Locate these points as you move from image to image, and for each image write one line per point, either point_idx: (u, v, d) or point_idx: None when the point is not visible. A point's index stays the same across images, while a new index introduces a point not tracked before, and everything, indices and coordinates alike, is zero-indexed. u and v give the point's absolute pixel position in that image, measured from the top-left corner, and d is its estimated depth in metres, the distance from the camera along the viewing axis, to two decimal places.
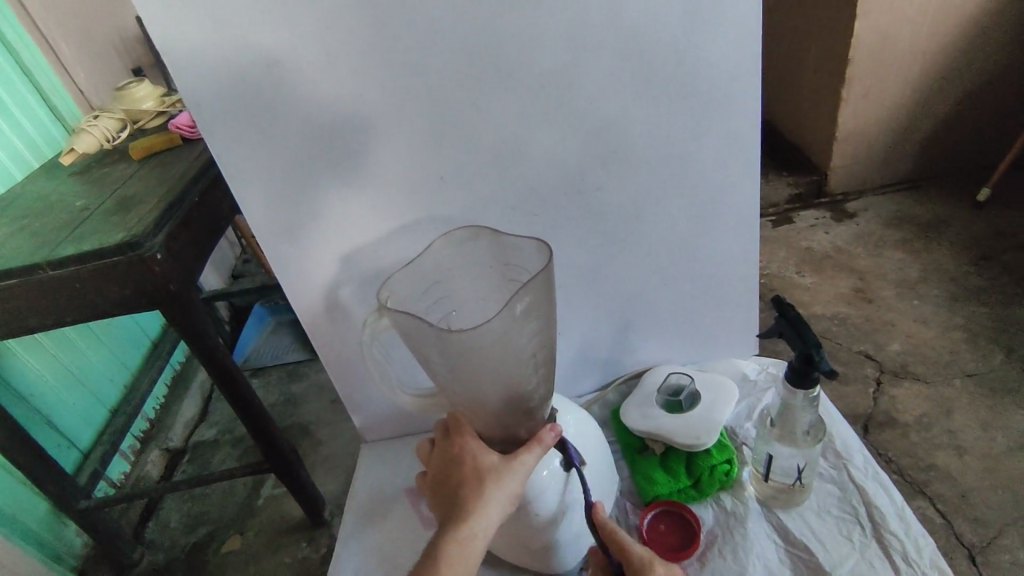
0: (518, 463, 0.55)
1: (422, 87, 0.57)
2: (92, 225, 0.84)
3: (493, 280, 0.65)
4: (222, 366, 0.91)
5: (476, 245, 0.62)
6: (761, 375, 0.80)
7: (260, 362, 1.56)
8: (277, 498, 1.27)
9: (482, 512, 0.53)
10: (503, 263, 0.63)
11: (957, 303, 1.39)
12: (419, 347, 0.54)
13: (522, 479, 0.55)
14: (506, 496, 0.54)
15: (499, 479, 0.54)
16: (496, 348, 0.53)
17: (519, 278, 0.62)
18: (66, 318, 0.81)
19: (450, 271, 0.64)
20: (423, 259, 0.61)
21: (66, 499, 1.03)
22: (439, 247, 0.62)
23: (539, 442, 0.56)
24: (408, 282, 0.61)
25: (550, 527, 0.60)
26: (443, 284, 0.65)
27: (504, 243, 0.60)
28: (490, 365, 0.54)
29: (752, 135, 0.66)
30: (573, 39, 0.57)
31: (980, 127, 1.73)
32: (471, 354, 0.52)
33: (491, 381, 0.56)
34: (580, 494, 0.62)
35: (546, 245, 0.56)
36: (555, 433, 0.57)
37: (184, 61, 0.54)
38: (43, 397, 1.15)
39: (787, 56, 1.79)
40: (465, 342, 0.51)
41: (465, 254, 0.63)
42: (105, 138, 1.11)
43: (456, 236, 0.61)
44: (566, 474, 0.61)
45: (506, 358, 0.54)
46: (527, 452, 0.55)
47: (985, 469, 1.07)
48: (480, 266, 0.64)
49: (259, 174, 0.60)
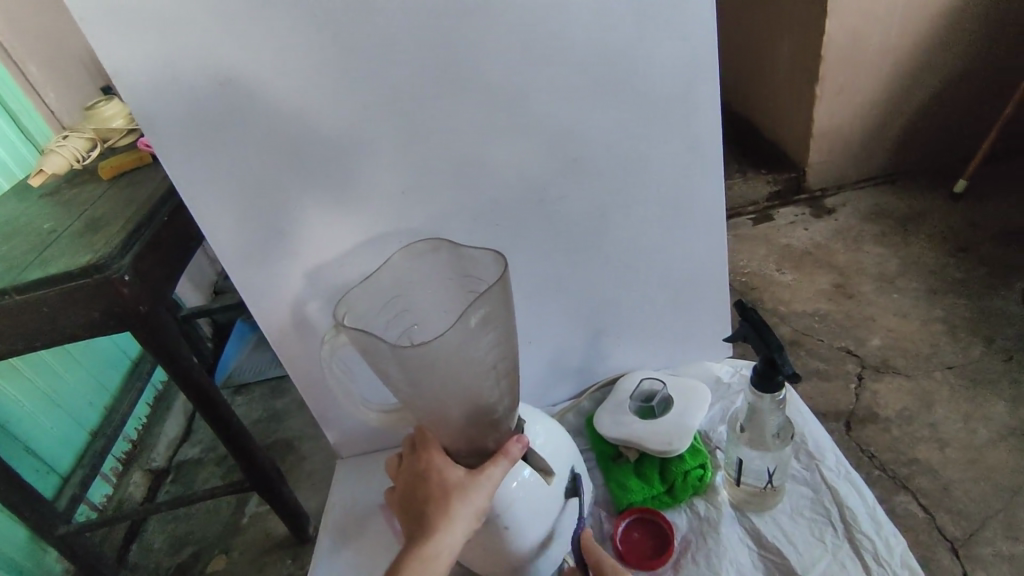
0: (484, 477, 0.55)
1: (374, 99, 0.57)
2: (59, 247, 0.83)
3: (454, 293, 0.64)
4: (196, 387, 0.90)
5: (436, 257, 0.62)
6: (734, 378, 0.80)
7: (242, 378, 1.55)
8: (261, 515, 1.26)
9: (449, 527, 0.53)
10: (463, 275, 0.62)
11: (936, 296, 1.40)
12: (378, 365, 0.53)
13: (488, 493, 0.55)
14: (473, 512, 0.54)
15: (465, 493, 0.54)
16: (454, 361, 0.53)
17: (478, 289, 0.61)
18: (35, 344, 0.80)
19: (411, 283, 0.64)
20: (382, 273, 0.61)
21: (44, 525, 1.01)
22: (396, 261, 0.62)
23: (506, 455, 0.56)
24: (367, 297, 0.61)
25: (520, 542, 0.60)
26: (404, 298, 0.64)
27: (462, 254, 0.60)
28: (451, 378, 0.54)
29: (713, 139, 0.66)
30: (529, 49, 0.57)
31: (954, 120, 1.75)
32: (431, 368, 0.52)
33: (453, 394, 0.55)
34: (551, 507, 0.62)
35: (503, 257, 0.56)
36: (521, 446, 0.57)
37: (132, 80, 0.53)
38: (19, 422, 1.13)
39: (762, 55, 1.79)
40: (423, 357, 0.50)
41: (425, 266, 0.63)
42: (75, 158, 1.09)
43: (414, 248, 0.61)
44: (538, 484, 0.61)
45: (466, 371, 0.54)
46: (493, 465, 0.55)
47: (967, 461, 1.08)
48: (441, 278, 0.64)
49: (217, 196, 0.59)
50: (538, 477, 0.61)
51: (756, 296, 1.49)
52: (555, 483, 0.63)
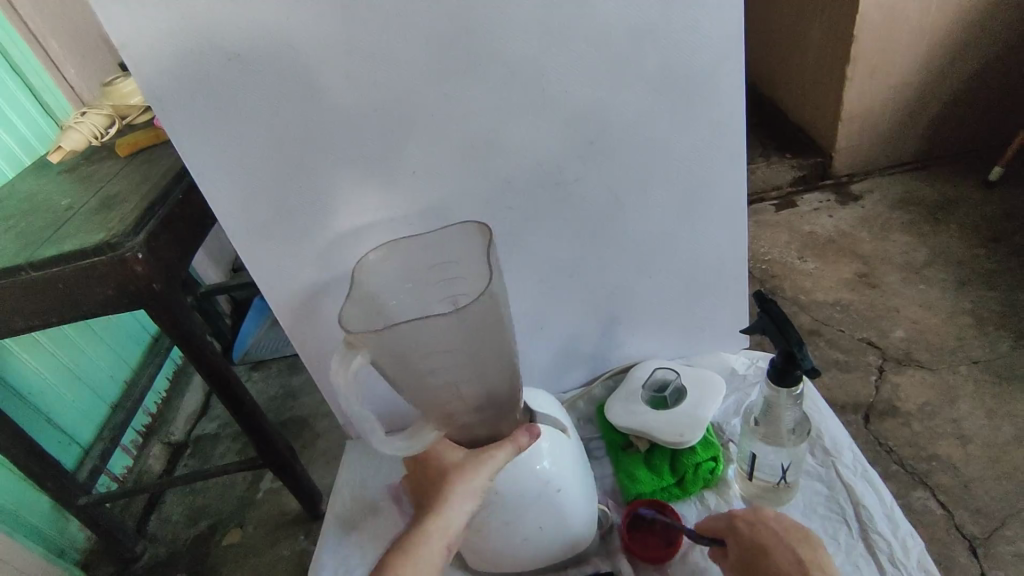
0: (486, 459, 0.53)
1: (386, 77, 0.55)
2: (76, 224, 0.83)
3: (423, 292, 0.61)
4: (211, 366, 0.91)
5: (400, 258, 0.60)
6: (750, 369, 0.78)
7: (259, 355, 1.56)
8: (275, 491, 1.27)
9: (446, 510, 0.52)
10: (429, 267, 0.60)
11: (965, 288, 1.36)
12: (409, 360, 0.51)
13: (490, 475, 0.53)
14: (472, 492, 0.53)
15: (466, 472, 0.53)
16: (471, 342, 0.51)
17: (455, 274, 0.60)
18: (52, 319, 0.80)
19: (382, 287, 0.60)
20: (358, 280, 0.58)
21: (66, 495, 1.02)
22: (366, 267, 0.59)
23: (512, 441, 0.54)
24: (356, 311, 0.55)
25: (535, 526, 0.59)
26: (382, 303, 0.59)
27: (425, 244, 0.59)
28: (478, 361, 0.53)
29: (737, 123, 0.64)
30: (546, 27, 0.55)
31: (991, 104, 1.68)
32: (441, 349, 0.51)
33: (478, 379, 0.55)
34: (562, 503, 0.59)
35: (486, 226, 0.55)
36: (530, 434, 0.55)
37: (143, 55, 0.51)
38: (42, 395, 1.15)
39: (791, 34, 1.73)
40: (431, 338, 0.49)
41: (394, 271, 0.61)
42: (94, 135, 1.08)
43: (388, 244, 0.59)
44: (559, 438, 0.61)
45: (501, 354, 0.53)
46: (497, 448, 0.54)
47: (989, 458, 1.05)
48: (413, 273, 0.61)
49: (228, 175, 0.58)
50: (557, 431, 0.62)
51: (776, 284, 1.46)
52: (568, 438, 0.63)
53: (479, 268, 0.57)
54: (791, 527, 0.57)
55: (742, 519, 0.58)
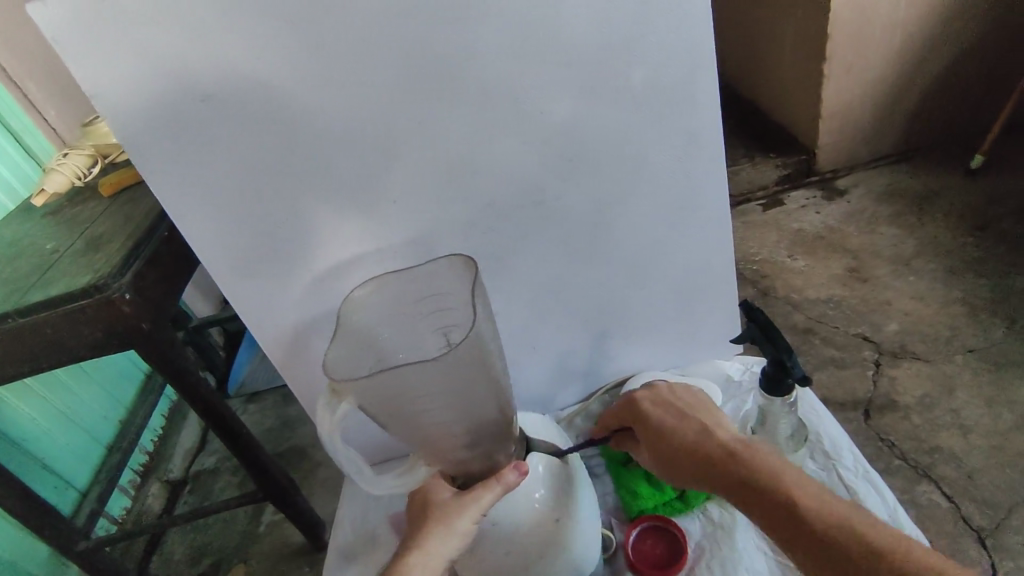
0: (472, 499, 0.54)
1: (361, 107, 0.55)
2: (61, 268, 0.82)
3: (414, 325, 0.61)
4: (206, 403, 0.90)
5: (387, 292, 0.60)
6: (745, 376, 0.80)
7: (252, 386, 1.54)
8: (277, 524, 1.25)
9: (426, 545, 0.52)
10: (417, 300, 0.60)
11: (954, 277, 1.36)
12: (398, 403, 0.50)
13: (474, 516, 0.53)
14: (455, 533, 0.53)
15: (450, 512, 0.53)
16: (453, 384, 0.50)
17: (445, 306, 0.59)
18: (40, 366, 0.79)
19: (372, 325, 0.59)
20: (343, 317, 0.57)
21: (64, 541, 0.99)
22: (352, 302, 0.58)
23: (500, 480, 0.54)
24: (341, 353, 0.55)
25: (537, 559, 0.58)
26: (370, 341, 0.59)
27: (411, 277, 0.59)
28: (463, 398, 0.52)
29: (714, 133, 0.64)
30: (514, 51, 0.55)
31: (967, 93, 1.70)
32: (427, 392, 0.50)
33: (466, 416, 0.54)
34: (558, 534, 0.58)
35: (475, 263, 0.54)
36: (518, 473, 0.55)
37: (115, 104, 0.51)
38: (34, 441, 1.14)
39: (766, 35, 1.74)
40: (414, 381, 0.48)
41: (382, 304, 0.60)
42: (76, 175, 1.04)
43: (376, 279, 0.59)
44: (553, 464, 0.62)
45: (482, 386, 0.53)
46: (483, 490, 0.54)
47: (990, 447, 1.05)
48: (401, 308, 0.60)
49: (209, 214, 0.58)
50: (551, 458, 0.62)
51: (768, 284, 1.45)
52: (568, 467, 0.63)
53: (466, 304, 0.57)
54: (692, 406, 0.59)
55: (645, 399, 0.61)
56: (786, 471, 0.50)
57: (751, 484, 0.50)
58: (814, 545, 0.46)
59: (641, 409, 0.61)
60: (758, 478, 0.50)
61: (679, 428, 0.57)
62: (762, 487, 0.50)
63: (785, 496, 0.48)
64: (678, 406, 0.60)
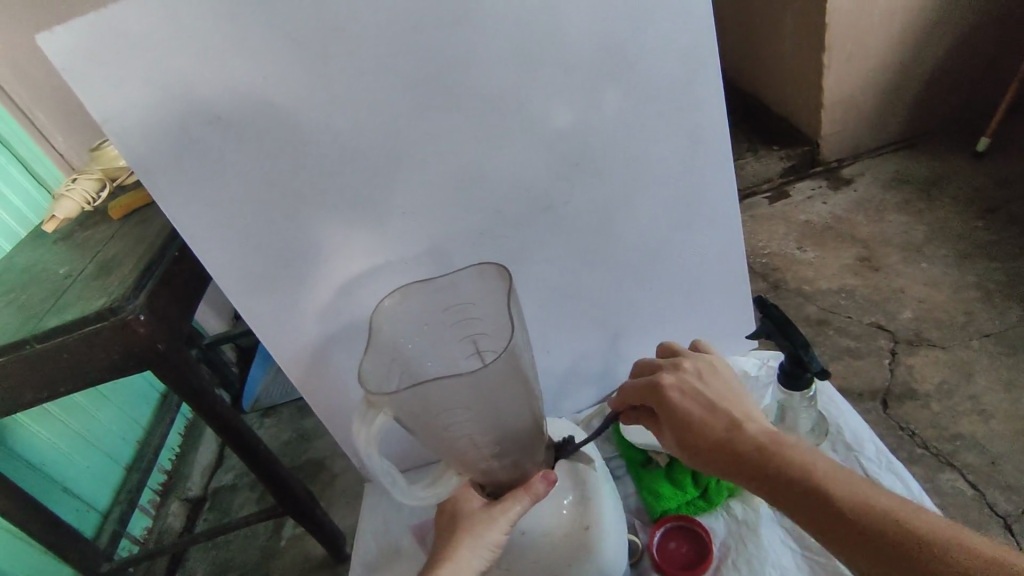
0: (500, 510, 0.54)
1: (367, 119, 0.55)
2: (75, 292, 0.83)
3: (439, 334, 0.61)
4: (222, 420, 0.90)
5: (414, 302, 0.59)
6: (762, 370, 0.80)
7: (270, 401, 1.55)
8: (298, 538, 1.25)
9: (456, 558, 0.52)
10: (445, 308, 0.59)
11: (967, 261, 1.35)
12: (427, 418, 0.50)
13: (503, 528, 0.54)
14: (486, 546, 0.53)
15: (480, 525, 0.54)
16: (486, 396, 0.50)
17: (473, 315, 0.59)
18: (58, 390, 0.79)
19: (399, 335, 0.60)
20: (374, 328, 0.57)
21: (88, 564, 0.99)
22: (382, 313, 0.58)
23: (528, 491, 0.55)
24: (372, 367, 0.54)
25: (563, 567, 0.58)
26: (398, 354, 0.59)
27: (438, 287, 0.58)
28: (492, 410, 0.52)
29: (721, 128, 0.64)
30: (521, 54, 0.55)
31: (970, 75, 1.69)
32: (458, 404, 0.49)
33: (494, 428, 0.53)
34: (586, 543, 0.59)
35: (506, 270, 0.54)
36: (546, 483, 0.55)
37: (126, 128, 0.51)
38: (55, 464, 1.15)
39: (764, 27, 1.74)
40: (449, 394, 0.48)
41: (408, 314, 0.60)
42: (86, 200, 1.05)
43: (403, 290, 0.59)
44: (580, 473, 0.62)
45: (513, 397, 0.52)
46: (511, 501, 0.54)
47: (1013, 432, 1.04)
48: (427, 318, 0.60)
49: (219, 232, 0.58)
50: (580, 466, 0.63)
51: (779, 278, 1.45)
52: (596, 472, 0.63)
53: (497, 313, 0.56)
54: (720, 394, 0.56)
55: (671, 388, 0.57)
56: (823, 464, 0.49)
57: (785, 484, 0.48)
58: (860, 541, 0.44)
59: (665, 398, 0.57)
60: (793, 474, 0.48)
61: (709, 423, 0.54)
62: (796, 484, 0.48)
63: (825, 495, 0.46)
64: (706, 395, 0.56)
